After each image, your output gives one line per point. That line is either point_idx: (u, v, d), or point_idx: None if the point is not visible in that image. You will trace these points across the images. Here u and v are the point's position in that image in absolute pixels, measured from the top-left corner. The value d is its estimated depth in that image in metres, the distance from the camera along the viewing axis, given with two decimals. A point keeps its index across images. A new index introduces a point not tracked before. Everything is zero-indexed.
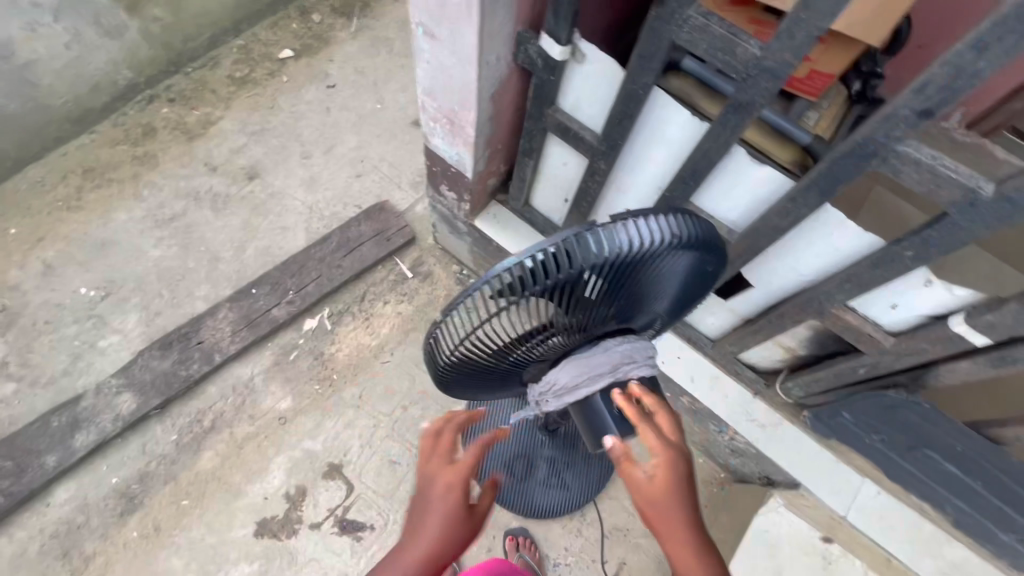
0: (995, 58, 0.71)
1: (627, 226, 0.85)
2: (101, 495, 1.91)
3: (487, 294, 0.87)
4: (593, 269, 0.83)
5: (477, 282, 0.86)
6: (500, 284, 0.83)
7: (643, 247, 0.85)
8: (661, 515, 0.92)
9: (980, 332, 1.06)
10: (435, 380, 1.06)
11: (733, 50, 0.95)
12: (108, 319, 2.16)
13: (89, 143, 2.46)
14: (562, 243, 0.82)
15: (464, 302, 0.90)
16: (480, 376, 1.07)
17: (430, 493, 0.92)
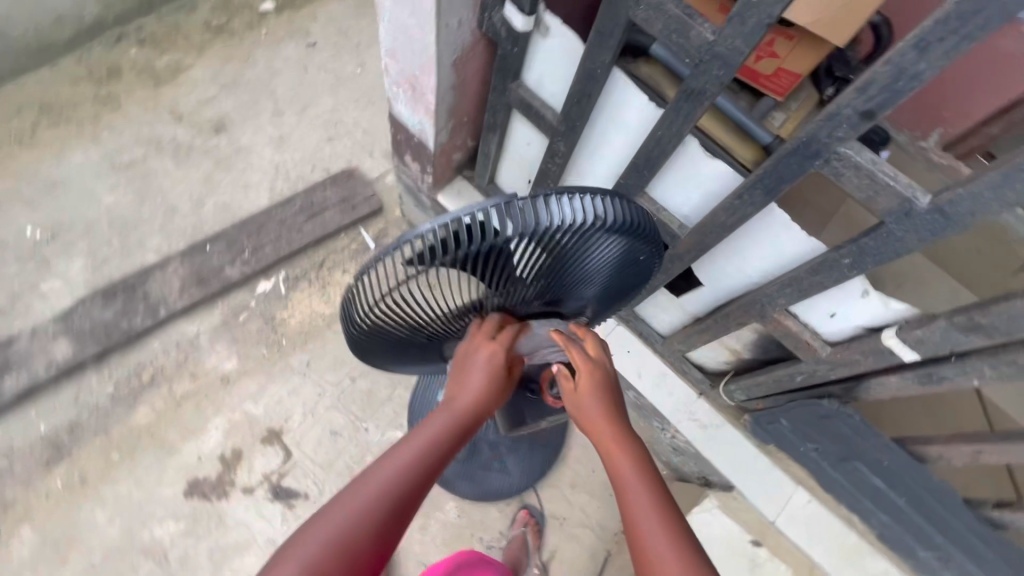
0: (936, 60, 0.69)
1: (557, 199, 0.80)
2: (27, 441, 1.85)
3: (402, 259, 0.81)
4: (517, 241, 0.79)
5: (391, 245, 0.80)
6: (416, 249, 0.78)
7: (573, 225, 0.81)
8: (589, 421, 1.00)
9: (910, 348, 1.06)
10: (348, 343, 0.99)
11: (687, 33, 0.91)
12: (52, 263, 2.08)
13: (49, 78, 2.35)
14: (485, 211, 0.77)
15: (376, 266, 0.84)
16: (397, 345, 1.01)
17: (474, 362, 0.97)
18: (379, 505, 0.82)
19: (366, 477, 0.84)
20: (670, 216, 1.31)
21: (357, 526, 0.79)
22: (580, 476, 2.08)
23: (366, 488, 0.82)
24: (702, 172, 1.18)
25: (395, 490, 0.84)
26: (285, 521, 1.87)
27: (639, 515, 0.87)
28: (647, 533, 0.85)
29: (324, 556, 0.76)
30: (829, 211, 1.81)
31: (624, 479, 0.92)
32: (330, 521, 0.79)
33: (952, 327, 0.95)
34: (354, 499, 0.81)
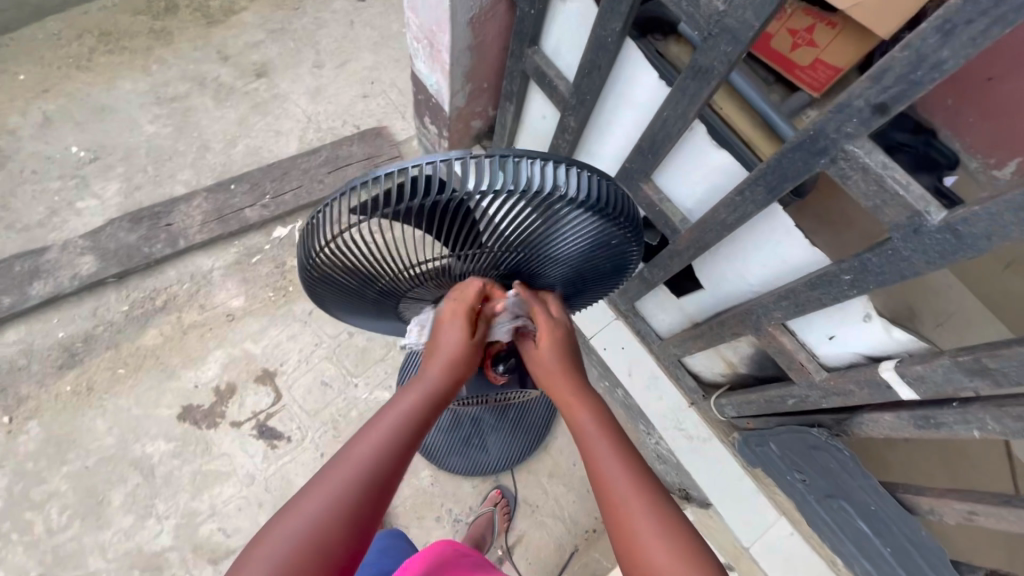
0: (961, 47, 0.59)
1: (522, 163, 0.76)
2: (46, 345, 1.98)
3: (358, 200, 0.78)
4: (480, 199, 0.76)
5: (350, 183, 0.77)
6: (374, 190, 0.76)
7: (543, 193, 0.77)
8: (550, 379, 1.01)
9: (907, 384, 0.94)
10: (301, 283, 0.98)
11: (697, 1, 0.83)
12: (91, 182, 2.20)
13: (112, 7, 2.47)
14: (443, 164, 0.74)
15: (333, 204, 0.82)
16: (351, 292, 0.99)
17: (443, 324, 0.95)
18: (351, 491, 0.79)
19: (335, 464, 0.81)
20: (673, 207, 1.22)
21: (329, 515, 0.76)
22: (560, 467, 2.04)
23: (336, 476, 0.80)
24: (710, 163, 1.09)
25: (368, 474, 0.81)
26: (265, 459, 1.92)
27: (604, 460, 0.89)
28: (611, 477, 0.87)
29: (295, 552, 0.72)
30: (873, 231, 1.64)
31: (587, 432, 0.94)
32: (301, 513, 0.75)
33: (956, 368, 0.84)
34: (325, 487, 0.78)
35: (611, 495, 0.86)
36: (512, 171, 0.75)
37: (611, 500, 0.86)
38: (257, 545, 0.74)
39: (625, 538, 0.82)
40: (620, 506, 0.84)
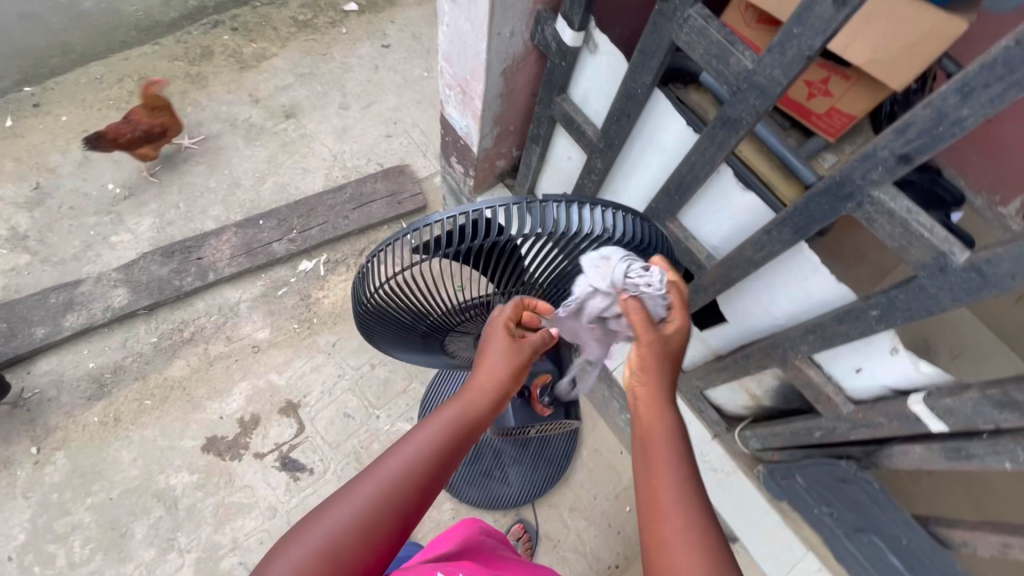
0: (980, 107, 0.65)
1: (575, 207, 0.84)
2: (76, 376, 2.02)
3: (420, 241, 0.85)
4: (533, 239, 0.83)
5: (413, 225, 0.85)
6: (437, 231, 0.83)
7: (592, 234, 0.84)
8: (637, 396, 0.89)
9: (938, 417, 0.97)
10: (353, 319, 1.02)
11: (727, 59, 0.91)
12: (125, 218, 2.28)
13: (151, 53, 2.61)
14: (501, 209, 0.82)
15: (394, 246, 0.89)
16: (399, 329, 1.04)
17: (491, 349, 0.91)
18: (387, 498, 0.78)
19: (374, 467, 0.81)
20: (699, 245, 1.28)
21: (363, 518, 0.76)
22: (580, 501, 2.03)
23: (376, 476, 0.79)
24: (737, 202, 1.15)
25: (407, 480, 0.80)
26: (287, 492, 1.93)
27: (663, 494, 0.80)
28: (667, 517, 0.78)
29: (327, 543, 0.73)
30: (882, 269, 1.71)
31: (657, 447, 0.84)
32: (339, 509, 0.76)
33: (985, 401, 0.87)
34: (362, 490, 0.78)
35: (660, 530, 0.78)
36: (565, 214, 0.83)
37: (658, 535, 0.78)
38: (288, 536, 0.74)
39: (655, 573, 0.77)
40: (668, 547, 0.77)
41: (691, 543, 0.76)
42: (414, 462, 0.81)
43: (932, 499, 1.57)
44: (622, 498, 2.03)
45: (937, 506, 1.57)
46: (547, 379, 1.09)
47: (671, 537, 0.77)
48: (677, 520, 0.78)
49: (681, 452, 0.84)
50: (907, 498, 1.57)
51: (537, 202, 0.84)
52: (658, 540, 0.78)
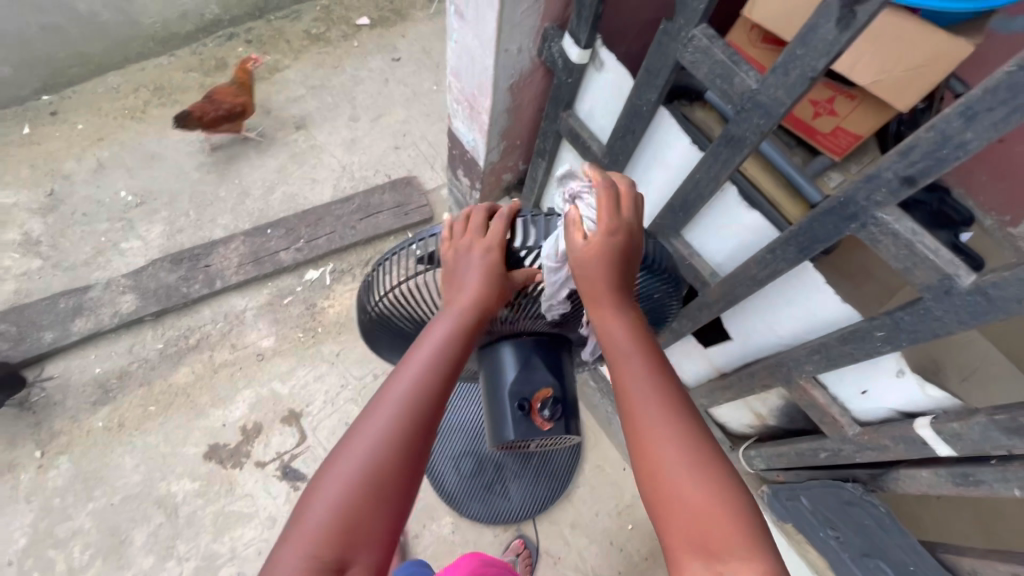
0: (984, 131, 0.64)
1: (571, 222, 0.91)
2: (82, 381, 2.04)
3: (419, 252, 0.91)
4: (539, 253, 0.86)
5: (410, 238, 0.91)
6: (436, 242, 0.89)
7: None
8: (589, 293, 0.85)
9: (945, 442, 0.95)
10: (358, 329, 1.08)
11: (731, 79, 0.91)
12: (136, 225, 2.31)
13: (166, 64, 2.66)
14: None
15: (393, 258, 0.94)
16: (402, 336, 1.10)
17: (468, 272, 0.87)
18: (390, 436, 0.78)
19: (371, 411, 0.80)
20: (703, 262, 1.28)
21: (372, 460, 0.76)
22: (582, 518, 2.00)
23: (376, 417, 0.79)
24: (742, 221, 1.15)
25: (406, 413, 0.79)
26: (287, 501, 1.92)
27: (634, 391, 0.80)
28: (644, 409, 0.79)
29: (344, 495, 0.74)
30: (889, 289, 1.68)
31: (620, 349, 0.84)
32: (349, 459, 0.76)
33: (993, 426, 0.85)
34: (367, 436, 0.78)
35: (640, 423, 0.78)
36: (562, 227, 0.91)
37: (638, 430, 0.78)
38: (305, 502, 0.75)
39: (643, 466, 0.76)
40: (651, 439, 0.76)
41: (672, 430, 0.76)
42: (409, 394, 0.81)
43: (937, 523, 1.54)
44: (624, 516, 2.00)
45: (943, 530, 1.53)
46: (547, 391, 1.02)
47: (653, 427, 0.77)
48: (655, 409, 0.78)
49: (644, 346, 0.84)
50: (913, 519, 1.54)
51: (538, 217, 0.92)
52: (641, 433, 0.77)
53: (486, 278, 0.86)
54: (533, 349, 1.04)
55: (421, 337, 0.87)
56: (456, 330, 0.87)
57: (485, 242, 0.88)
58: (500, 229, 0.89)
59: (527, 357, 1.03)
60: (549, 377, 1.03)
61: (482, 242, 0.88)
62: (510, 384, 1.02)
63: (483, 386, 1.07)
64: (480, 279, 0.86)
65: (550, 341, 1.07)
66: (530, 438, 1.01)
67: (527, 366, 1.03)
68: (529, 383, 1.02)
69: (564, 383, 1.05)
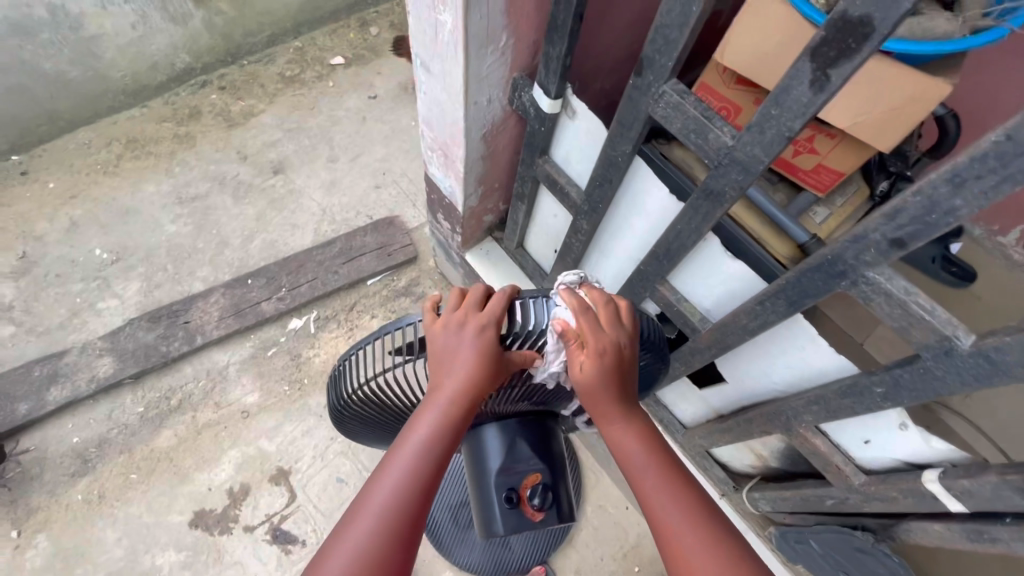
0: (973, 198, 0.60)
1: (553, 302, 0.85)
2: (60, 452, 1.97)
3: (388, 347, 0.88)
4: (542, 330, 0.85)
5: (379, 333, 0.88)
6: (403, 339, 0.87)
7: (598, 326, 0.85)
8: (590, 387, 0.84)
9: (956, 498, 0.91)
10: (329, 411, 1.06)
11: (706, 135, 0.87)
12: (112, 283, 2.26)
13: (139, 116, 2.62)
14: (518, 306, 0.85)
15: (363, 351, 0.91)
16: (375, 419, 1.08)
17: (453, 353, 0.82)
18: (375, 537, 0.74)
19: (358, 504, 0.77)
20: (691, 307, 1.24)
21: (355, 564, 0.72)
22: (587, 563, 1.93)
23: (360, 516, 0.76)
24: (725, 271, 1.12)
25: (391, 512, 0.76)
26: (279, 566, 1.85)
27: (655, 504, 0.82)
28: (670, 521, 0.80)
29: None
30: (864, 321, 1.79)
31: (630, 456, 0.86)
32: (333, 560, 0.73)
33: (1005, 486, 0.81)
34: (351, 534, 0.74)
35: (664, 527, 0.80)
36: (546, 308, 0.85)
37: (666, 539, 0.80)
38: None
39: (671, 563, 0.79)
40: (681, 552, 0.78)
41: (689, 526, 0.79)
42: (397, 488, 0.77)
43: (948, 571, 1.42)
44: (630, 558, 1.93)
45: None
46: (536, 478, 0.98)
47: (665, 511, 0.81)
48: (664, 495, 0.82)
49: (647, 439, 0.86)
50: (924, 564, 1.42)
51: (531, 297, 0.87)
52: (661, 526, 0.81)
53: (478, 358, 0.81)
54: (518, 430, 1.00)
55: (412, 421, 0.83)
56: (445, 421, 0.82)
57: (481, 319, 0.83)
58: (500, 307, 0.84)
59: (512, 440, 0.99)
60: (537, 462, 0.99)
61: (478, 320, 0.83)
62: (495, 471, 0.97)
63: (468, 471, 1.02)
64: (472, 359, 0.81)
65: (535, 419, 1.03)
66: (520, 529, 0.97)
67: (512, 451, 0.98)
68: (515, 470, 0.97)
69: (553, 465, 1.00)
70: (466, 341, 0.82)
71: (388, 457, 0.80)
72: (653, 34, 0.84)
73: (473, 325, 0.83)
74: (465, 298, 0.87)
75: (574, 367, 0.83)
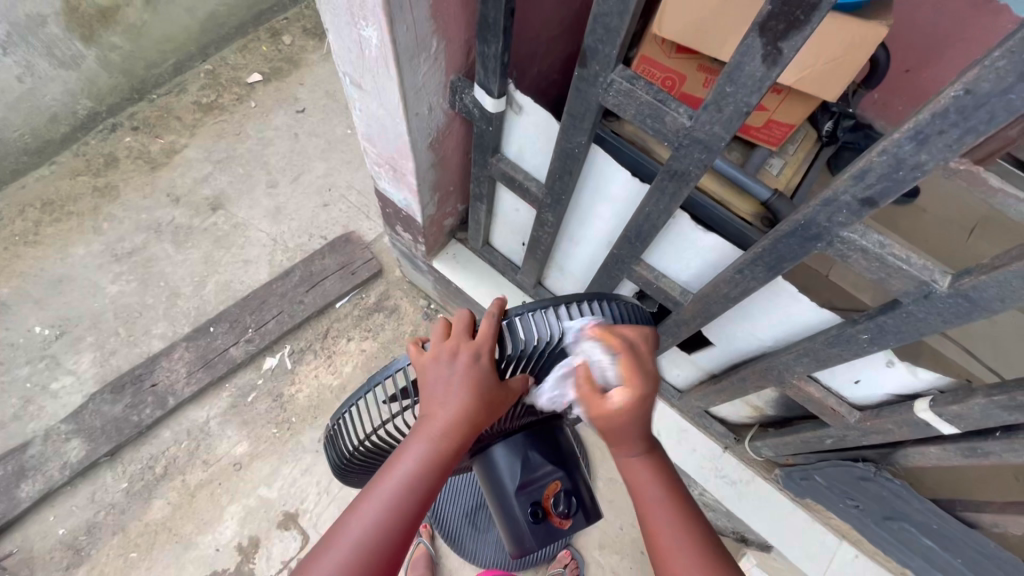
0: (938, 152, 0.61)
1: (546, 315, 0.81)
2: (48, 547, 1.85)
3: (380, 397, 0.86)
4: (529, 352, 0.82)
5: (368, 386, 0.85)
6: (393, 386, 0.83)
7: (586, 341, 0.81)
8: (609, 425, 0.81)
9: (947, 422, 0.95)
10: (333, 467, 1.03)
11: (662, 118, 0.85)
12: (62, 359, 2.11)
13: (50, 174, 2.41)
14: (506, 329, 0.82)
15: (356, 406, 0.89)
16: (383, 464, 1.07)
17: (443, 384, 0.79)
18: (353, 563, 0.72)
19: (337, 533, 0.74)
20: (670, 282, 1.25)
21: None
22: (608, 536, 1.97)
23: (339, 541, 0.73)
24: (696, 243, 1.12)
25: (371, 550, 0.73)
26: None
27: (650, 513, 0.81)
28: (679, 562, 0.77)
29: None
30: (825, 256, 1.93)
31: (629, 464, 0.84)
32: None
33: (993, 405, 0.85)
34: (324, 565, 0.71)
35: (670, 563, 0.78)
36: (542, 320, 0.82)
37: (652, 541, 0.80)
38: None
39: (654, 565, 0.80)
40: (674, 573, 0.77)
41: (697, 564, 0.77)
42: (377, 525, 0.74)
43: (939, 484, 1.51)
44: None
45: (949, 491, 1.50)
46: (556, 486, 0.97)
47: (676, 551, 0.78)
48: (677, 535, 0.79)
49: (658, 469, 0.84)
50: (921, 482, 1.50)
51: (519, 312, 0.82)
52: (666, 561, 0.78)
53: (468, 392, 0.79)
54: (527, 443, 0.99)
55: (401, 450, 0.79)
56: (432, 456, 0.78)
57: (472, 349, 0.80)
58: (488, 334, 0.81)
59: (524, 453, 0.99)
60: (553, 469, 0.98)
61: (469, 349, 0.80)
62: (514, 488, 0.97)
63: (487, 493, 1.01)
64: (463, 392, 0.79)
65: (542, 428, 1.03)
66: (552, 541, 0.97)
67: (527, 465, 0.98)
68: (535, 483, 0.96)
69: (570, 469, 1.00)
70: (457, 373, 0.79)
71: (372, 489, 0.77)
72: (592, 24, 0.81)
73: (466, 354, 0.80)
74: (452, 327, 0.84)
75: (603, 408, 0.80)
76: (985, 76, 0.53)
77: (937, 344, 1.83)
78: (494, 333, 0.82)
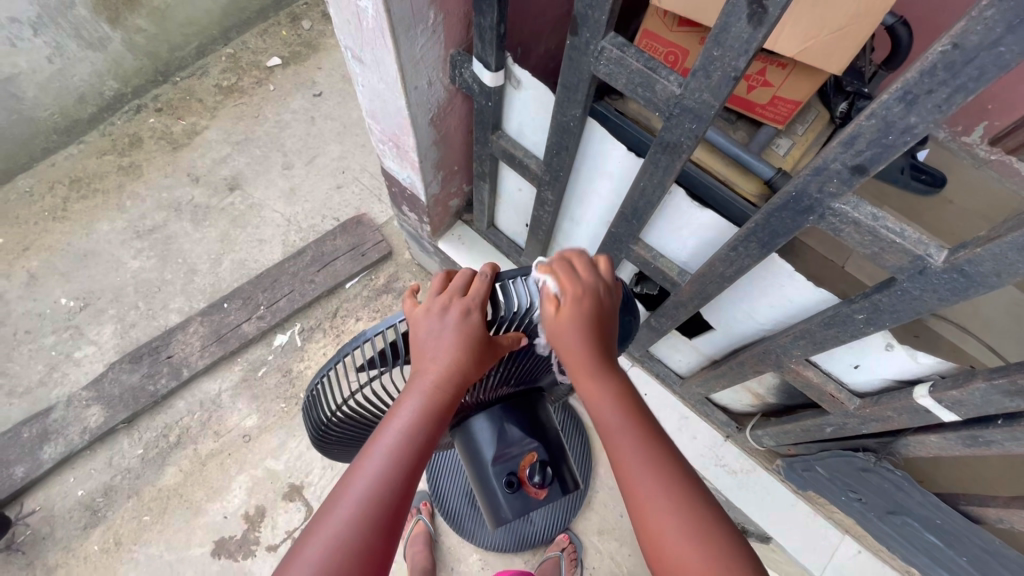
0: (928, 113, 0.58)
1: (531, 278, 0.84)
2: (66, 507, 1.94)
3: (358, 362, 0.82)
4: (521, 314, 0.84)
5: (343, 350, 0.81)
6: (371, 351, 0.80)
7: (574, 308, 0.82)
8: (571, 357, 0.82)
9: (947, 408, 0.92)
10: (308, 433, 1.01)
11: (653, 86, 0.83)
12: (85, 330, 2.20)
13: (77, 153, 2.50)
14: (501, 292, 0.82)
15: (332, 370, 0.86)
16: (362, 431, 1.05)
17: (436, 334, 0.79)
18: (360, 521, 0.70)
19: (338, 495, 0.72)
20: (668, 262, 1.23)
21: (336, 551, 0.68)
22: (607, 523, 1.96)
23: (341, 502, 0.71)
24: (693, 221, 1.09)
25: (376, 503, 0.71)
26: None
27: (638, 488, 0.74)
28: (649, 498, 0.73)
29: None
30: (841, 246, 1.86)
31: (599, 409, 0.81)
32: (316, 542, 0.68)
33: (993, 390, 0.82)
34: (328, 526, 0.69)
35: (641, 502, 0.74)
36: (525, 290, 0.83)
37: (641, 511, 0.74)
38: None
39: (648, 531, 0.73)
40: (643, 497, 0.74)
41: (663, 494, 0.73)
42: (379, 478, 0.72)
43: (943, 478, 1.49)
44: None
45: (953, 486, 1.47)
46: (532, 457, 0.98)
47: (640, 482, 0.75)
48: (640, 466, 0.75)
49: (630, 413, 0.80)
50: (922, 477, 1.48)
51: (511, 276, 0.83)
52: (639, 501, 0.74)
53: (462, 340, 0.79)
54: (504, 417, 1.00)
55: (398, 405, 0.78)
56: (430, 405, 0.78)
57: (466, 301, 0.80)
58: (482, 290, 0.81)
59: (501, 426, 0.99)
60: (529, 443, 0.99)
61: (461, 302, 0.80)
62: (491, 459, 0.98)
63: (465, 465, 1.03)
64: (455, 341, 0.79)
65: (518, 402, 1.03)
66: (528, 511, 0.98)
67: (502, 437, 0.99)
68: (510, 456, 0.98)
69: (546, 441, 1.01)
70: (451, 322, 0.79)
71: (371, 445, 0.75)
72: None
73: (458, 302, 0.80)
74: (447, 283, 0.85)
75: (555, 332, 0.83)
76: (973, 28, 0.50)
77: (957, 338, 1.75)
78: (488, 291, 0.82)
